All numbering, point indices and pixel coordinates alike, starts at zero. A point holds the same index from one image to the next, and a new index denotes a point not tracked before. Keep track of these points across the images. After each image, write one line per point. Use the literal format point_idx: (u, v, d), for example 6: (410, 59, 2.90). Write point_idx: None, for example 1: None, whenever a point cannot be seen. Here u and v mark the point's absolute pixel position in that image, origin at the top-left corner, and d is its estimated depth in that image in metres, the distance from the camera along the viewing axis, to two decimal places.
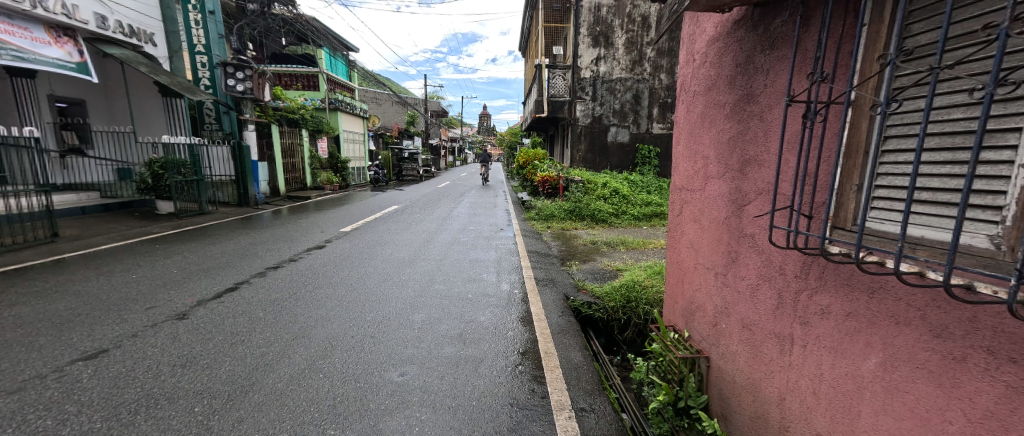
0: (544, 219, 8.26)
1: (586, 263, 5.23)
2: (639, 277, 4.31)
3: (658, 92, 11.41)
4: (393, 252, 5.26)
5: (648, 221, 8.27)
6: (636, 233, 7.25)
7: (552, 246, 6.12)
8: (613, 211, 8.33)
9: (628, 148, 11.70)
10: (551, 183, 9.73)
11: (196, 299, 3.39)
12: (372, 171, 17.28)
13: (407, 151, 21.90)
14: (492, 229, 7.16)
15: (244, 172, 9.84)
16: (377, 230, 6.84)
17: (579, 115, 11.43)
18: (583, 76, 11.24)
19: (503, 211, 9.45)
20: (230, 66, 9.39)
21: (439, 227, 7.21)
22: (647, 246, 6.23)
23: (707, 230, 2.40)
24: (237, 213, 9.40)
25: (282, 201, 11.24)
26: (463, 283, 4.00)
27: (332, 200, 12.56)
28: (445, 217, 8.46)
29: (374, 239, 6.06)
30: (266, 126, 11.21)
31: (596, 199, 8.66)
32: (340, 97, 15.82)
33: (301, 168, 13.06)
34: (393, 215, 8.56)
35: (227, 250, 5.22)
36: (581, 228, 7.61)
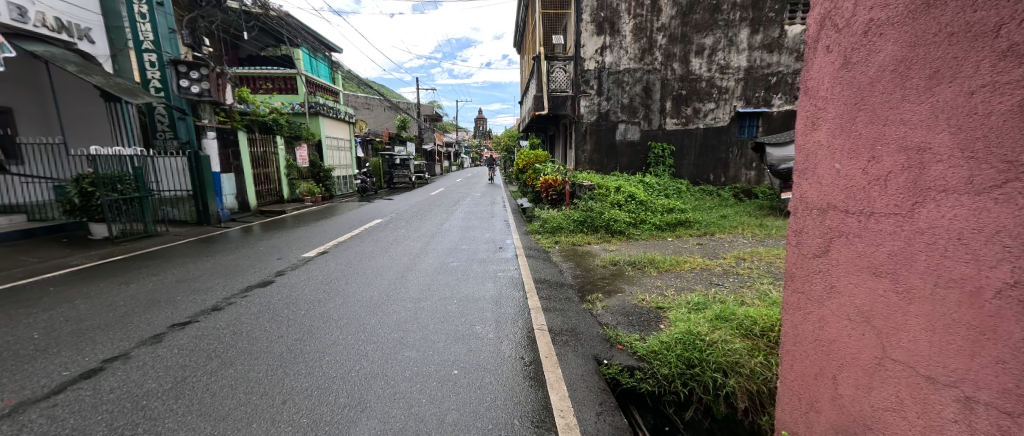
0: (550, 233, 7.02)
1: (613, 297, 3.95)
2: (695, 324, 3.04)
3: (671, 84, 10.18)
4: (359, 289, 3.99)
5: (671, 231, 7.02)
6: (662, 249, 5.97)
7: (564, 271, 4.85)
8: (630, 220, 7.09)
9: (638, 147, 10.49)
10: (556, 188, 8.48)
11: (15, 400, 2.13)
12: (359, 179, 16.04)
13: (399, 158, 20.68)
14: (489, 248, 5.90)
15: (203, 186, 8.58)
16: (349, 254, 5.58)
17: (583, 112, 10.26)
18: (587, 68, 10.06)
19: (501, 223, 8.23)
20: (183, 64, 8.25)
21: (425, 248, 5.96)
22: (683, 267, 4.98)
23: (926, 301, 1.15)
24: (193, 233, 8.13)
25: (252, 217, 9.97)
26: (444, 347, 2.74)
27: (312, 214, 11.27)
28: (434, 233, 7.20)
29: (340, 269, 4.80)
30: (231, 133, 9.93)
31: (611, 206, 7.41)
32: (321, 101, 14.59)
33: (276, 178, 11.79)
34: (374, 232, 7.30)
35: (140, 293, 3.95)
36: (594, 244, 6.37)
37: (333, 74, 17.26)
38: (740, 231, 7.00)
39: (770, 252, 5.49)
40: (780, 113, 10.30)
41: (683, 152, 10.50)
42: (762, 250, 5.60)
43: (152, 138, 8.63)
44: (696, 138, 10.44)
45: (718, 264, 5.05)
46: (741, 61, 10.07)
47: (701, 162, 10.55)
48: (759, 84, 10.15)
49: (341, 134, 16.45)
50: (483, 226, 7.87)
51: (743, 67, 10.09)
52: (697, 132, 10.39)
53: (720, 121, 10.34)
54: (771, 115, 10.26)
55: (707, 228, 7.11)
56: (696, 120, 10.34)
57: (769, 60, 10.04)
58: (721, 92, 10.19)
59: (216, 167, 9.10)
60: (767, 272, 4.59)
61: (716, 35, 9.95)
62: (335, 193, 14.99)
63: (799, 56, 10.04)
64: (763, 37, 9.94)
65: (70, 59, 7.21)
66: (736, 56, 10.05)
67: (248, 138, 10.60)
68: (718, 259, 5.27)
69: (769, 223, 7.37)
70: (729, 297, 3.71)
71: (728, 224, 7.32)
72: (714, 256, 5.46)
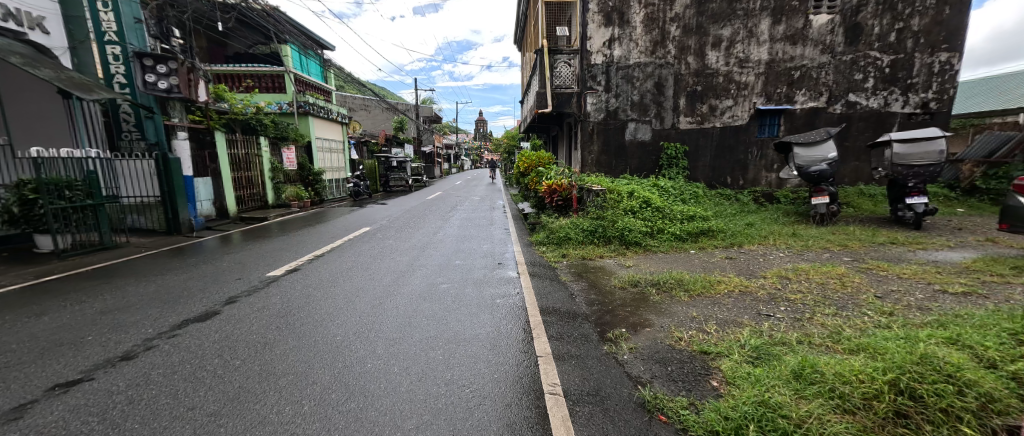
0: (556, 244, 6.21)
1: (641, 336, 3.12)
2: (767, 386, 2.21)
3: (685, 79, 9.37)
4: (322, 325, 3.17)
5: (693, 241, 6.21)
6: (687, 265, 5.13)
7: (576, 297, 4.00)
8: (646, 229, 6.27)
9: (650, 148, 9.67)
10: (561, 193, 7.60)
11: None
12: (352, 182, 15.21)
13: (396, 160, 19.91)
14: (489, 264, 5.08)
15: (173, 192, 7.80)
16: (322, 272, 4.75)
17: (590, 109, 9.47)
18: (593, 62, 9.26)
19: (502, 232, 7.45)
20: (149, 57, 7.51)
21: (412, 265, 5.12)
22: (717, 288, 4.17)
23: None
24: (159, 244, 7.34)
25: (231, 224, 9.17)
26: (416, 431, 1.90)
27: (299, 220, 10.50)
28: (425, 244, 6.40)
29: (305, 293, 3.96)
30: (207, 133, 9.14)
31: (624, 213, 6.59)
32: (311, 100, 13.81)
33: (260, 182, 10.99)
34: (357, 243, 6.48)
35: (46, 330, 3.15)
36: (608, 259, 5.56)
37: (325, 73, 16.49)
38: (771, 241, 6.16)
39: (818, 270, 4.65)
40: (804, 111, 9.46)
41: (698, 153, 9.68)
42: (805, 267, 4.77)
43: (117, 139, 7.86)
44: (712, 138, 9.61)
45: (760, 286, 4.21)
46: (761, 54, 9.25)
47: (717, 163, 9.72)
48: (781, 79, 9.33)
49: (333, 136, 15.66)
50: (482, 236, 7.07)
51: (764, 60, 9.27)
52: (713, 132, 9.57)
53: (739, 119, 9.52)
54: (794, 112, 9.42)
55: (734, 238, 6.28)
56: (712, 118, 9.52)
57: (792, 53, 9.23)
58: (739, 88, 9.38)
59: (189, 170, 8.32)
60: (825, 299, 3.76)
61: (735, 26, 9.16)
62: (326, 197, 14.18)
63: (825, 49, 9.20)
64: (785, 28, 9.13)
65: (16, 50, 6.44)
66: (757, 48, 9.24)
67: (227, 139, 9.79)
68: (757, 279, 4.45)
69: (802, 232, 6.52)
70: (793, 337, 2.88)
71: (757, 234, 6.47)
72: (751, 275, 4.62)
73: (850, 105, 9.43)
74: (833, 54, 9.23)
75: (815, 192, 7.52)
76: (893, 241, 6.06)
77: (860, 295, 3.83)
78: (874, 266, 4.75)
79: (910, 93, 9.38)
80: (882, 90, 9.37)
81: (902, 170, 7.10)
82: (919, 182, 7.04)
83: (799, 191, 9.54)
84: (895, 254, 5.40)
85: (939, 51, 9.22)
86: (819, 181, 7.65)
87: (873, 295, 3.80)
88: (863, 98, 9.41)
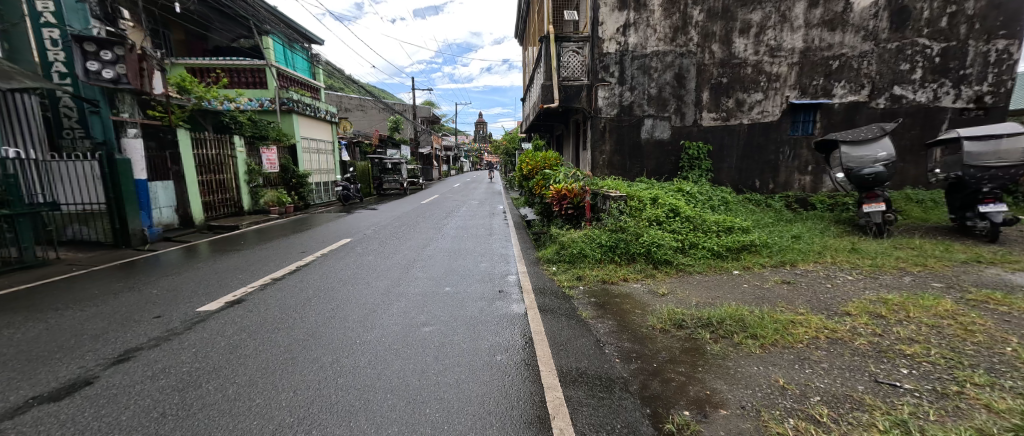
0: (568, 263, 5.13)
1: (716, 428, 2.02)
2: None
3: (709, 70, 8.32)
4: (230, 412, 2.07)
5: (734, 258, 5.12)
6: (737, 294, 4.06)
7: (605, 349, 2.91)
8: (677, 244, 5.19)
9: (669, 148, 8.60)
10: (572, 200, 6.46)
11: None
12: (340, 186, 14.11)
13: (390, 161, 18.86)
14: (487, 295, 3.97)
15: (120, 199, 6.71)
16: (270, 306, 3.66)
17: (601, 104, 8.42)
18: (606, 51, 8.19)
19: (503, 245, 6.37)
20: (90, 41, 6.36)
21: (387, 294, 4.02)
22: (795, 331, 3.10)
23: None
24: (100, 259, 6.24)
25: (195, 234, 8.07)
26: None
27: (277, 228, 9.40)
28: (410, 262, 5.30)
29: (233, 344, 2.87)
30: (169, 131, 8.07)
31: (648, 224, 5.51)
32: (296, 96, 12.75)
33: (234, 185, 9.90)
34: (329, 261, 5.38)
35: None
36: (634, 283, 4.50)
37: (314, 70, 15.41)
38: (829, 260, 5.07)
39: (916, 302, 3.58)
40: (843, 106, 8.41)
41: (723, 154, 8.62)
42: (897, 299, 3.67)
43: (58, 137, 6.77)
44: (739, 136, 8.54)
45: (852, 331, 3.10)
46: (795, 41, 8.21)
47: (744, 165, 8.65)
48: (818, 70, 8.28)
49: (321, 136, 14.58)
50: (480, 251, 5.97)
51: (798, 48, 8.23)
52: (740, 129, 8.51)
53: (769, 115, 8.46)
54: (832, 107, 8.36)
55: (782, 255, 5.18)
56: (739, 114, 8.46)
57: (830, 40, 8.18)
58: (770, 80, 8.32)
59: (144, 174, 7.25)
60: (958, 355, 2.68)
61: (766, 9, 8.11)
62: (312, 202, 13.10)
63: (867, 35, 8.16)
64: (823, 12, 8.10)
65: None
66: (790, 35, 8.19)
67: (193, 137, 8.68)
68: (840, 317, 3.37)
69: (862, 247, 5.45)
70: None
71: (810, 249, 5.38)
72: (829, 311, 3.51)
73: (895, 99, 8.37)
74: (876, 42, 8.18)
75: (867, 199, 6.49)
76: (978, 259, 4.99)
77: (1002, 347, 2.74)
78: (986, 298, 3.65)
79: (962, 85, 8.33)
80: (931, 82, 8.32)
81: (975, 172, 6.03)
82: (996, 187, 5.98)
83: (837, 196, 8.47)
84: (995, 278, 4.32)
85: (996, 38, 8.19)
86: (872, 186, 6.56)
87: (1023, 349, 2.71)
88: (909, 92, 8.35)
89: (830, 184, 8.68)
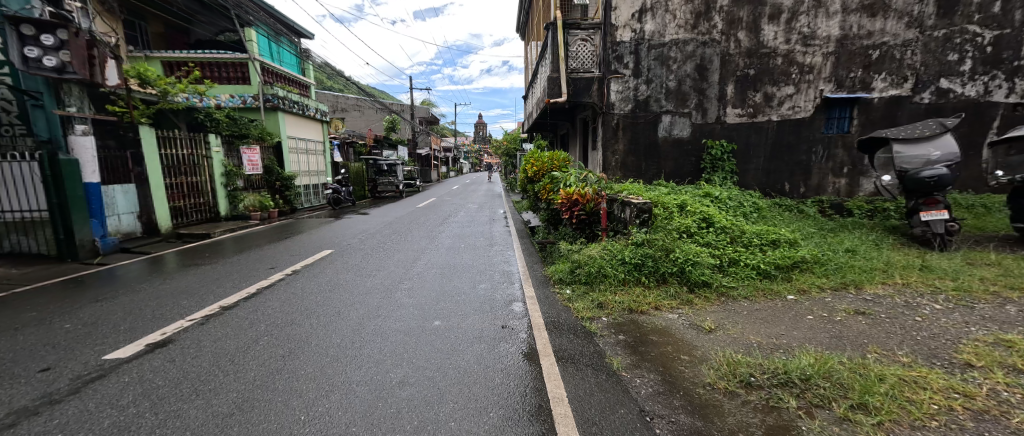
0: (584, 285, 4.26)
1: None
2: None
3: (734, 61, 7.47)
4: None
5: (784, 278, 4.24)
6: (807, 331, 3.18)
7: (656, 430, 2.02)
8: (715, 261, 4.32)
9: (689, 147, 7.74)
10: (585, 206, 5.55)
11: None
12: (330, 189, 13.22)
13: (385, 162, 18.02)
14: (486, 333, 3.10)
15: (65, 205, 5.84)
16: (200, 351, 2.78)
17: (615, 99, 7.56)
18: (619, 39, 7.35)
19: (504, 260, 5.49)
20: (28, 23, 5.47)
21: (358, 331, 3.13)
22: (914, 395, 2.24)
23: None
24: (37, 275, 5.37)
25: (158, 244, 7.19)
26: None
27: (255, 236, 8.51)
28: (395, 283, 4.41)
29: (122, 422, 2.01)
30: (131, 129, 7.21)
31: (678, 236, 4.64)
32: (282, 92, 11.89)
33: (210, 189, 9.03)
34: (298, 281, 4.50)
35: None
36: (668, 313, 3.62)
37: (303, 66, 14.54)
38: (899, 281, 4.19)
39: None
40: (884, 100, 7.56)
41: (749, 154, 7.75)
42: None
43: None
44: (767, 134, 7.68)
45: (998, 398, 2.22)
46: (831, 29, 7.38)
47: (773, 166, 7.80)
48: (855, 61, 7.44)
49: (311, 136, 13.72)
50: (477, 267, 5.09)
51: (834, 36, 7.39)
52: (768, 126, 7.66)
53: (801, 111, 7.61)
54: (871, 102, 7.52)
55: (842, 275, 4.30)
56: (767, 110, 7.60)
57: (870, 27, 7.35)
58: (803, 71, 7.48)
59: (96, 176, 6.33)
60: None
61: None
62: (299, 206, 12.24)
63: (911, 22, 7.32)
64: None
65: None
66: (826, 21, 7.36)
67: (158, 135, 7.81)
68: (964, 373, 2.49)
69: (933, 264, 4.59)
70: None
71: (872, 266, 4.51)
72: (945, 362, 2.63)
73: (941, 94, 7.52)
74: (922, 29, 7.35)
75: (925, 205, 5.62)
76: None
77: None
78: None
79: (1017, 78, 7.46)
80: (981, 74, 7.47)
81: None
82: None
83: (875, 201, 7.62)
84: None
85: None
86: (932, 190, 5.64)
87: None
88: (957, 85, 7.50)
89: (868, 187, 7.81)
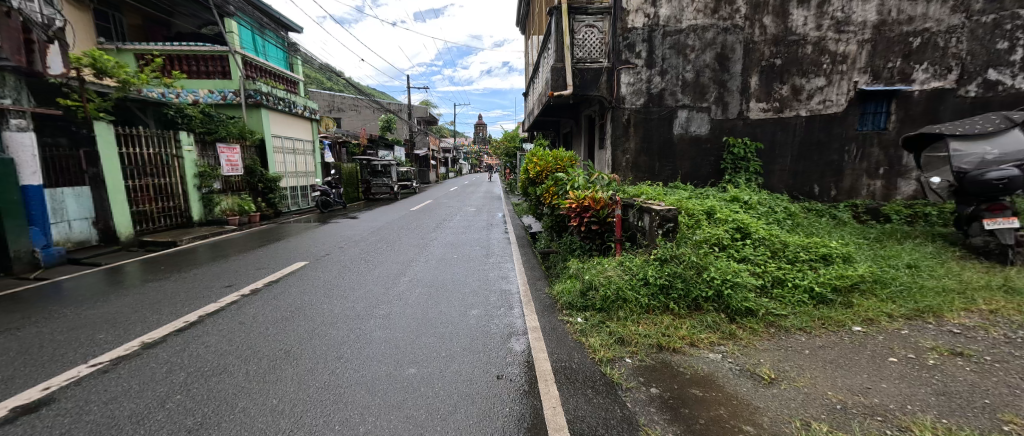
0: (599, 312, 3.49)
1: None
2: None
3: (759, 49, 6.71)
4: None
5: (844, 303, 3.48)
6: (901, 384, 2.41)
7: None
8: (757, 282, 3.55)
9: (707, 146, 6.98)
10: (596, 213, 4.77)
11: None
12: (318, 191, 12.46)
13: (380, 163, 17.29)
14: (475, 389, 2.31)
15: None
16: (77, 423, 2.01)
17: (626, 91, 6.79)
18: (631, 25, 6.58)
19: (501, 276, 4.71)
20: None
21: (305, 386, 2.34)
22: None
23: None
24: None
25: (115, 254, 6.42)
26: None
27: (229, 242, 7.73)
28: (368, 308, 3.63)
29: None
30: (84, 125, 6.44)
31: (710, 250, 3.86)
32: (265, 88, 11.11)
33: (181, 191, 8.26)
34: (252, 306, 3.71)
35: None
36: (709, 352, 2.86)
37: (291, 61, 13.78)
38: (984, 307, 3.41)
39: None
40: (925, 94, 6.79)
41: (775, 153, 6.99)
42: None
43: None
44: (794, 132, 6.92)
45: None
46: (867, 13, 6.61)
47: (801, 167, 7.04)
48: (894, 49, 6.68)
49: (299, 135, 12.95)
50: (470, 285, 4.31)
51: (871, 22, 6.63)
52: (795, 123, 6.89)
53: (833, 105, 6.84)
54: (911, 96, 6.75)
55: (913, 299, 3.53)
56: (795, 104, 6.83)
57: (911, 11, 6.59)
58: (835, 61, 6.71)
59: (38, 178, 5.60)
60: None
61: None
62: (284, 209, 11.48)
63: (957, 6, 6.56)
64: None
65: None
66: (861, 5, 6.60)
67: (119, 133, 7.07)
68: None
69: (1019, 283, 3.81)
70: None
71: (947, 287, 3.73)
72: None
73: (989, 86, 6.75)
74: (968, 14, 6.58)
75: (991, 212, 4.85)
76: None
77: None
78: None
79: None
80: None
81: None
82: None
83: (915, 205, 6.85)
84: None
85: None
86: (999, 194, 4.86)
87: None
88: (1007, 76, 6.72)
89: (906, 190, 7.04)
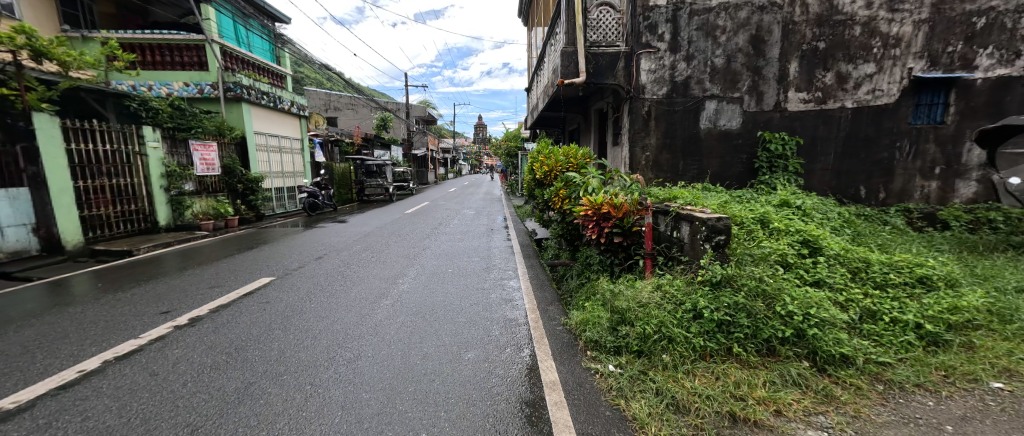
0: (637, 355, 2.60)
1: None
2: None
3: (799, 31, 5.85)
4: None
5: (964, 346, 2.59)
6: None
7: None
8: (847, 318, 2.66)
9: (739, 142, 6.11)
10: (619, 222, 3.88)
11: None
12: (305, 192, 11.59)
13: (375, 163, 16.40)
14: None
15: None
16: None
17: (646, 79, 5.92)
18: (653, 3, 5.72)
19: (504, 299, 3.82)
20: None
21: None
22: None
23: None
24: None
25: (59, 265, 5.55)
26: None
27: (194, 249, 6.84)
28: (330, 350, 2.75)
29: None
30: (21, 117, 5.57)
31: (777, 272, 2.98)
32: (247, 80, 10.26)
33: (144, 193, 7.39)
34: (179, 345, 2.83)
35: None
36: (808, 429, 1.97)
37: (278, 54, 12.96)
38: None
39: None
40: (989, 82, 5.90)
41: (816, 150, 6.12)
42: None
43: None
44: (838, 126, 6.06)
45: None
46: None
47: (845, 166, 6.17)
48: (955, 31, 5.81)
49: (286, 132, 12.07)
50: (466, 313, 3.43)
51: None
52: (840, 115, 6.02)
53: (884, 95, 5.96)
54: (974, 84, 5.87)
55: None
56: (840, 94, 5.97)
57: None
58: (887, 45, 5.85)
59: None
60: None
61: None
62: (267, 212, 10.61)
63: None
64: None
65: None
66: None
67: (67, 127, 6.17)
68: None
69: None
70: None
71: None
72: None
73: None
74: None
75: None
76: None
77: None
78: None
79: None
80: None
81: None
82: None
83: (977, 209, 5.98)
84: None
85: None
86: None
87: None
88: None
89: (965, 192, 6.17)
